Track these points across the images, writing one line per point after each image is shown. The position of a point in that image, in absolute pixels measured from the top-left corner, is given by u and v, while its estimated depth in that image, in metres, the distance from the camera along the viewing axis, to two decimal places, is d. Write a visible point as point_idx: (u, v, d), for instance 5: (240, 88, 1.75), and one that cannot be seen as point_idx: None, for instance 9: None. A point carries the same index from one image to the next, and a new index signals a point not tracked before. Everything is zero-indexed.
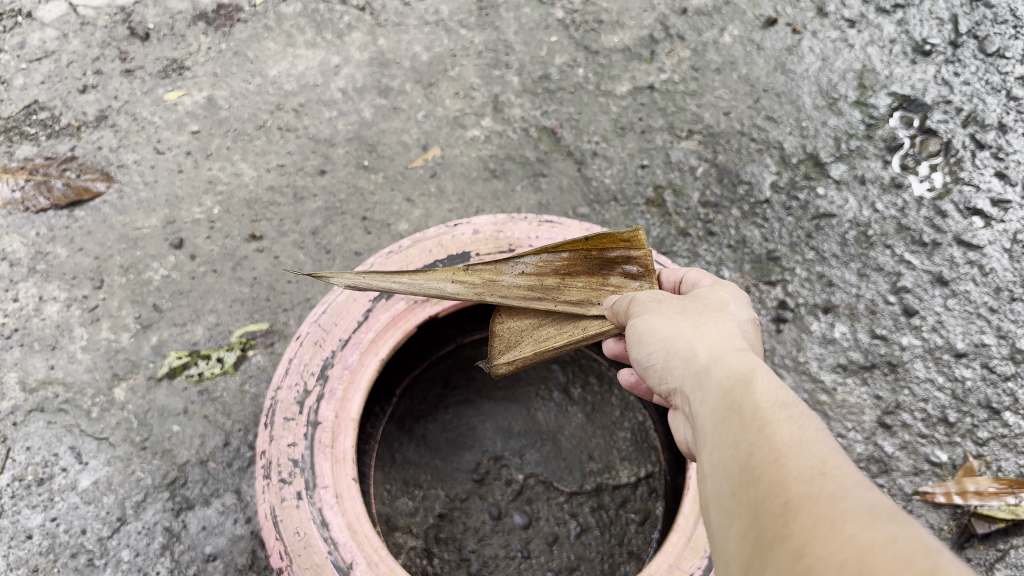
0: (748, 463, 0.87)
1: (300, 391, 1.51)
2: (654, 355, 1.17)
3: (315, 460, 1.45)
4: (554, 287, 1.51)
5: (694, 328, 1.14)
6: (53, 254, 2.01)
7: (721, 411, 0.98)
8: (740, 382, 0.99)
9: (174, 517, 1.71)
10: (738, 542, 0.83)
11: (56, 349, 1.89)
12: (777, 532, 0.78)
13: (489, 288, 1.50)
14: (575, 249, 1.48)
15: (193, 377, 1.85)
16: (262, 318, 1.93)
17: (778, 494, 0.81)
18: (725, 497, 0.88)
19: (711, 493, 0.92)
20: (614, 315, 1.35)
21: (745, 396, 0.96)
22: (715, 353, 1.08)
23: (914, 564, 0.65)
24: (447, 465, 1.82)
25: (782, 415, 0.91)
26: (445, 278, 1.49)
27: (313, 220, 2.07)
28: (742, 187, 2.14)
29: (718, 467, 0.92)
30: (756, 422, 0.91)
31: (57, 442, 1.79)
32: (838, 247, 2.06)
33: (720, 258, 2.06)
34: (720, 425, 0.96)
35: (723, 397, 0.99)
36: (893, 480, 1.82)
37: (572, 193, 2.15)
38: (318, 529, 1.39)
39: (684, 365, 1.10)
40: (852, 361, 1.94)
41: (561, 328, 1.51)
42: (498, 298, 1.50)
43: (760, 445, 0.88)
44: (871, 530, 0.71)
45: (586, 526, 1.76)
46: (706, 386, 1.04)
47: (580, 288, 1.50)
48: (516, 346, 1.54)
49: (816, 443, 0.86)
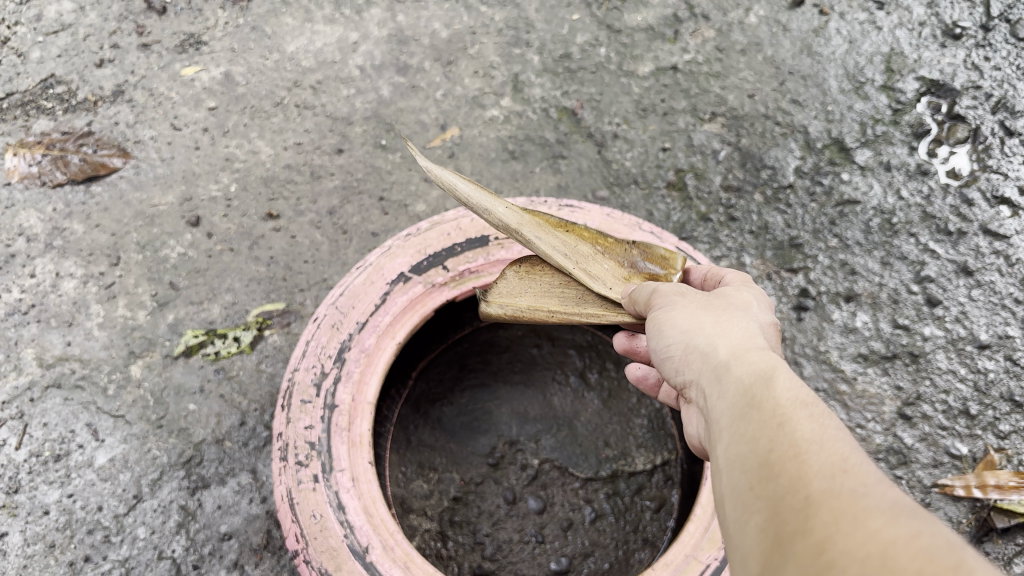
0: (766, 459, 0.85)
1: (317, 373, 1.50)
2: (673, 347, 1.15)
3: (331, 443, 1.44)
4: (583, 255, 1.45)
5: (716, 324, 1.12)
6: (70, 231, 2.00)
7: (739, 406, 0.96)
8: (759, 379, 0.97)
9: (190, 496, 1.72)
10: (757, 535, 0.81)
11: (73, 326, 1.89)
12: (797, 526, 0.76)
13: (531, 225, 1.45)
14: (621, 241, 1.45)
15: (210, 356, 1.85)
16: (279, 299, 1.93)
17: (797, 489, 0.80)
18: (742, 492, 0.87)
19: (728, 488, 0.90)
20: (631, 302, 1.32)
21: (765, 392, 0.94)
22: (736, 350, 1.06)
23: (939, 561, 0.64)
24: (462, 449, 1.81)
25: (803, 413, 0.89)
26: (500, 201, 1.45)
27: (330, 199, 2.05)
28: (766, 172, 2.11)
29: (735, 463, 0.90)
30: (777, 419, 0.89)
31: (74, 419, 1.79)
32: (863, 235, 2.03)
33: (742, 245, 2.03)
34: (738, 421, 0.94)
35: (742, 393, 0.97)
36: (912, 472, 1.81)
37: (593, 176, 2.12)
38: (334, 512, 1.39)
39: (703, 359, 1.08)
40: (874, 351, 1.92)
41: (563, 300, 1.45)
42: (530, 239, 1.44)
43: (780, 442, 0.86)
44: (895, 527, 0.69)
45: (601, 512, 1.75)
46: (725, 381, 1.02)
47: (607, 270, 1.43)
48: (517, 298, 1.47)
49: (838, 441, 0.84)
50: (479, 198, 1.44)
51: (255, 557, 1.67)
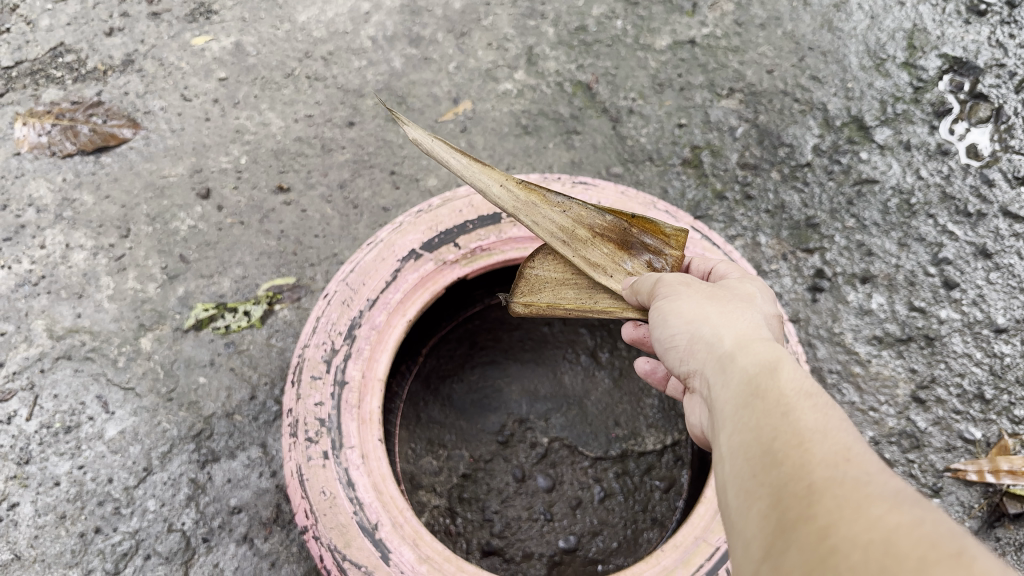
0: (769, 449, 0.84)
1: (328, 349, 1.49)
2: (677, 337, 1.13)
3: (341, 420, 1.44)
4: (581, 240, 1.39)
5: (721, 314, 1.10)
6: (80, 201, 1.99)
7: (743, 398, 0.94)
8: (765, 370, 0.95)
9: (200, 469, 1.72)
10: (758, 522, 0.79)
11: (83, 297, 1.88)
12: (799, 512, 0.75)
13: (527, 207, 1.38)
14: (617, 219, 1.37)
15: (220, 330, 1.84)
16: (289, 273, 1.92)
17: (800, 479, 0.78)
18: (745, 483, 0.85)
19: (729, 479, 0.88)
20: (633, 293, 1.30)
21: (770, 384, 0.92)
22: (741, 341, 1.04)
23: (941, 546, 0.63)
24: (472, 426, 1.80)
25: (807, 404, 0.87)
26: (494, 177, 1.37)
27: (341, 172, 2.03)
28: (783, 150, 2.07)
29: (738, 454, 0.88)
30: (782, 410, 0.87)
31: (84, 390, 1.79)
32: (880, 215, 2.00)
33: (758, 224, 2.00)
34: (742, 412, 0.92)
35: (746, 385, 0.95)
36: (924, 456, 1.79)
37: (607, 152, 2.09)
38: (343, 489, 1.39)
39: (707, 350, 1.06)
40: (889, 334, 1.89)
41: (578, 292, 1.42)
42: (528, 222, 1.38)
43: (784, 432, 0.84)
44: (898, 514, 0.68)
45: (610, 492, 1.75)
46: (728, 373, 1.00)
47: (606, 255, 1.39)
48: (536, 293, 1.43)
49: (842, 432, 0.83)
50: (474, 177, 1.36)
51: (265, 531, 1.68)
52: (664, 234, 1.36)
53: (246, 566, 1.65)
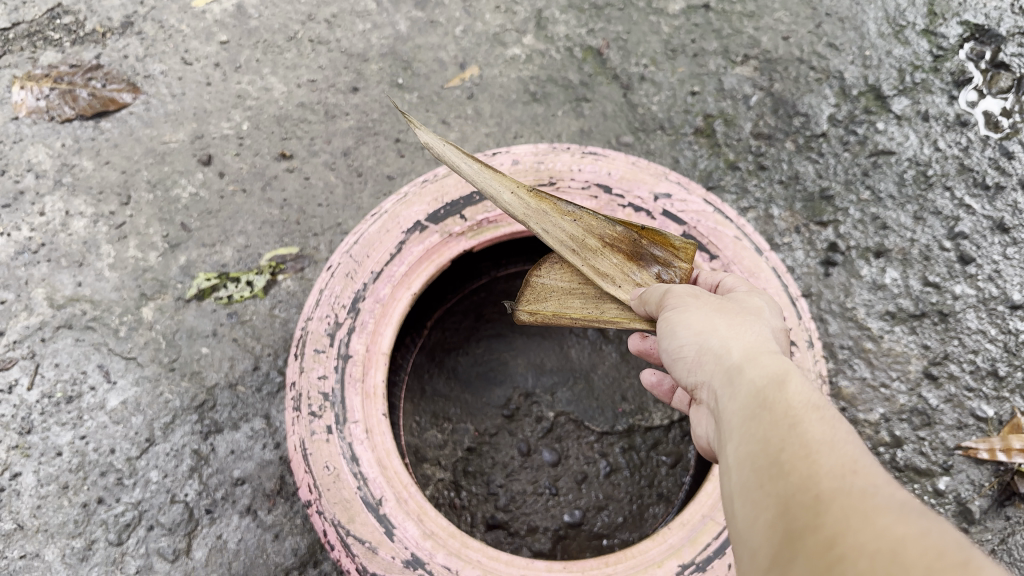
0: (776, 460, 0.81)
1: (331, 323, 1.47)
2: (685, 347, 1.08)
3: (345, 394, 1.41)
4: (590, 249, 1.34)
5: (729, 324, 1.06)
6: (79, 167, 1.96)
7: (750, 408, 0.91)
8: (772, 381, 0.92)
9: (203, 441, 1.71)
10: (765, 532, 0.77)
11: (83, 266, 1.86)
12: (807, 522, 0.73)
13: (539, 215, 1.32)
14: (627, 229, 1.33)
15: (222, 300, 1.82)
16: (292, 243, 1.88)
17: (807, 489, 0.76)
18: (753, 494, 0.82)
19: (737, 491, 0.85)
20: (641, 304, 1.25)
21: (776, 394, 0.90)
22: (749, 352, 1.00)
23: (949, 556, 0.61)
24: (477, 400, 1.78)
25: (815, 415, 0.85)
26: (506, 184, 1.33)
27: (344, 139, 1.99)
28: (798, 119, 2.02)
29: (744, 463, 0.86)
30: (788, 422, 0.85)
31: (85, 360, 1.77)
32: (896, 187, 1.96)
33: (771, 195, 1.96)
34: (748, 426, 0.89)
35: (754, 395, 0.92)
36: (935, 433, 1.77)
37: (617, 120, 2.04)
38: (347, 464, 1.37)
39: (715, 360, 1.03)
40: (902, 309, 1.86)
41: (584, 302, 1.36)
42: (539, 231, 1.33)
43: (790, 443, 0.82)
44: (906, 525, 0.66)
45: (616, 466, 1.73)
46: (736, 385, 0.96)
47: (615, 266, 1.33)
48: (542, 302, 1.38)
49: (848, 442, 0.80)
50: (486, 183, 1.32)
51: (268, 503, 1.67)
52: (673, 245, 1.30)
53: (250, 538, 1.64)
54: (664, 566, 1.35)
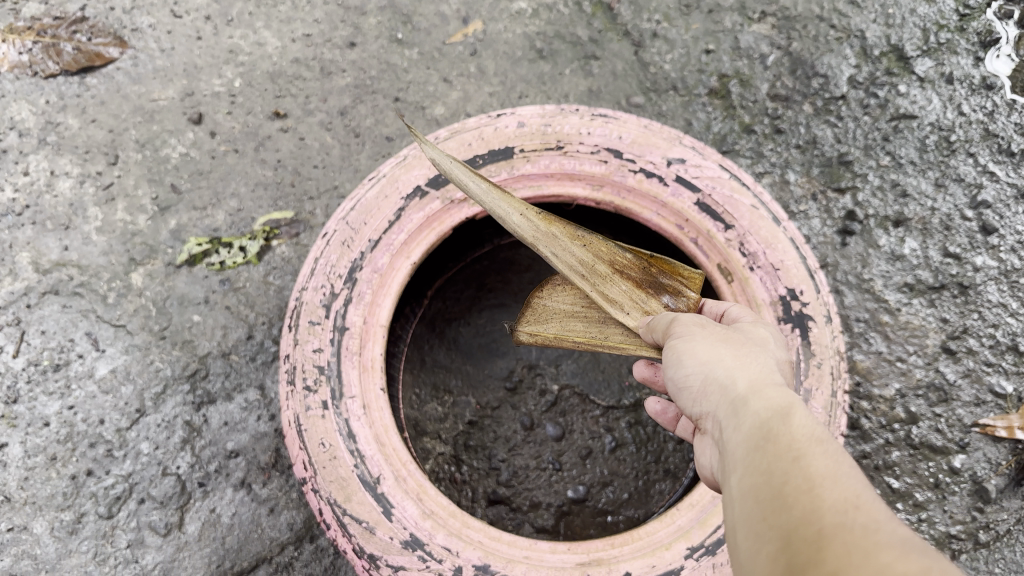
0: (781, 494, 0.78)
1: (326, 294, 1.39)
2: (690, 376, 1.03)
3: (341, 368, 1.35)
4: (600, 274, 1.27)
5: (735, 355, 1.01)
6: (64, 125, 1.86)
7: (754, 442, 0.87)
8: (778, 414, 0.88)
9: (195, 412, 1.65)
10: (766, 566, 0.75)
11: (70, 229, 1.78)
12: (811, 560, 0.70)
13: (549, 237, 1.26)
14: (636, 256, 1.27)
15: (214, 266, 1.75)
16: (287, 207, 1.81)
17: (813, 527, 0.73)
18: (757, 528, 0.79)
19: (741, 525, 0.82)
20: (648, 331, 1.19)
21: (781, 423, 0.87)
22: (755, 384, 0.96)
23: None
24: (479, 372, 1.73)
25: (817, 448, 0.82)
26: (515, 205, 1.26)
27: (341, 98, 1.90)
28: (817, 81, 1.92)
29: (748, 497, 0.83)
30: (792, 456, 0.81)
31: (73, 327, 1.71)
32: (917, 153, 1.87)
33: (787, 160, 1.88)
34: (752, 461, 0.86)
35: (756, 426, 0.89)
36: (952, 410, 1.71)
37: (627, 80, 1.95)
38: (343, 441, 1.32)
39: (720, 391, 0.98)
40: (920, 281, 1.79)
41: (587, 325, 1.31)
42: (547, 253, 1.26)
43: (795, 478, 0.79)
44: (908, 564, 0.65)
45: (622, 442, 1.67)
46: (742, 417, 0.92)
47: (625, 292, 1.27)
48: (543, 324, 1.34)
49: (851, 478, 0.78)
50: (494, 202, 1.24)
51: (263, 477, 1.62)
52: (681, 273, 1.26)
53: (244, 512, 1.60)
54: (673, 548, 1.30)
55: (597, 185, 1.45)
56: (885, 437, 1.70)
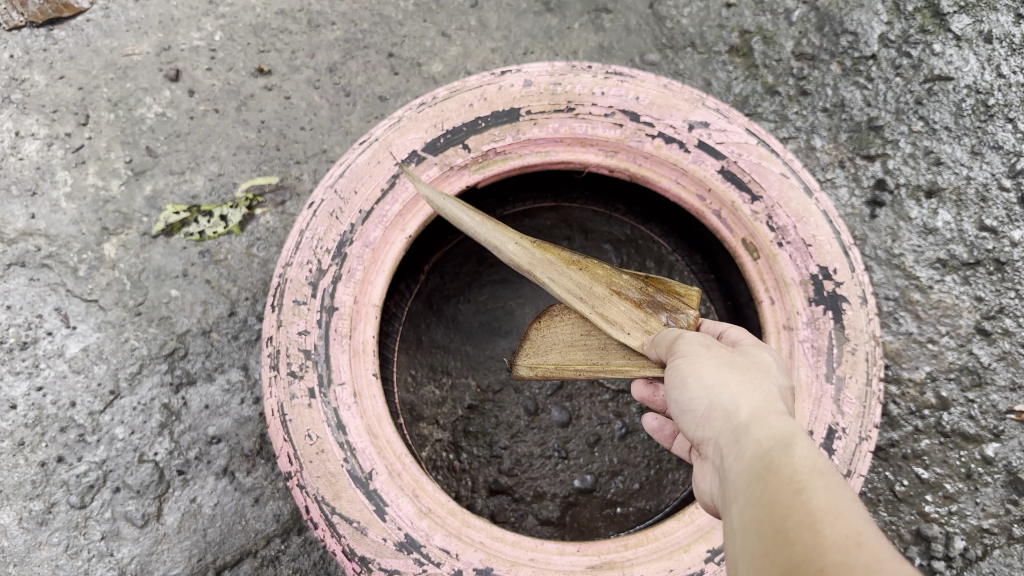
0: (781, 528, 0.72)
1: (313, 270, 1.26)
2: (694, 401, 0.96)
3: (330, 352, 1.23)
4: (599, 296, 1.17)
5: (741, 381, 0.94)
6: (30, 82, 1.71)
7: (757, 473, 0.81)
8: (781, 444, 0.82)
9: (174, 394, 1.53)
10: None
11: (37, 196, 1.65)
12: None
13: (546, 263, 1.17)
14: (634, 275, 1.18)
15: (194, 237, 1.62)
16: (272, 172, 1.67)
17: (813, 564, 0.67)
18: (757, 562, 0.73)
19: (740, 560, 0.76)
20: (651, 346, 1.10)
21: (783, 454, 0.81)
22: (759, 413, 0.90)
23: None
24: (480, 352, 1.60)
25: (820, 480, 0.76)
26: (508, 234, 1.17)
27: (330, 53, 1.75)
28: (846, 38, 1.77)
29: (749, 531, 0.76)
30: (793, 490, 0.75)
31: (41, 301, 1.58)
32: (952, 117, 1.73)
33: (813, 125, 1.74)
34: (752, 494, 0.80)
35: (759, 456, 0.83)
36: (986, 395, 1.60)
37: (641, 35, 1.80)
38: (332, 433, 1.20)
39: (724, 418, 0.91)
40: (954, 257, 1.67)
41: (589, 352, 1.21)
42: (546, 280, 1.17)
43: (796, 512, 0.72)
44: None
45: (633, 428, 1.56)
46: (744, 447, 0.86)
47: (626, 312, 1.16)
48: (542, 356, 1.26)
49: (852, 513, 0.72)
50: (488, 233, 1.17)
51: (247, 464, 1.51)
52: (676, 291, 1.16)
53: (227, 502, 1.49)
54: (692, 551, 1.19)
55: (611, 151, 1.32)
56: (914, 424, 1.59)
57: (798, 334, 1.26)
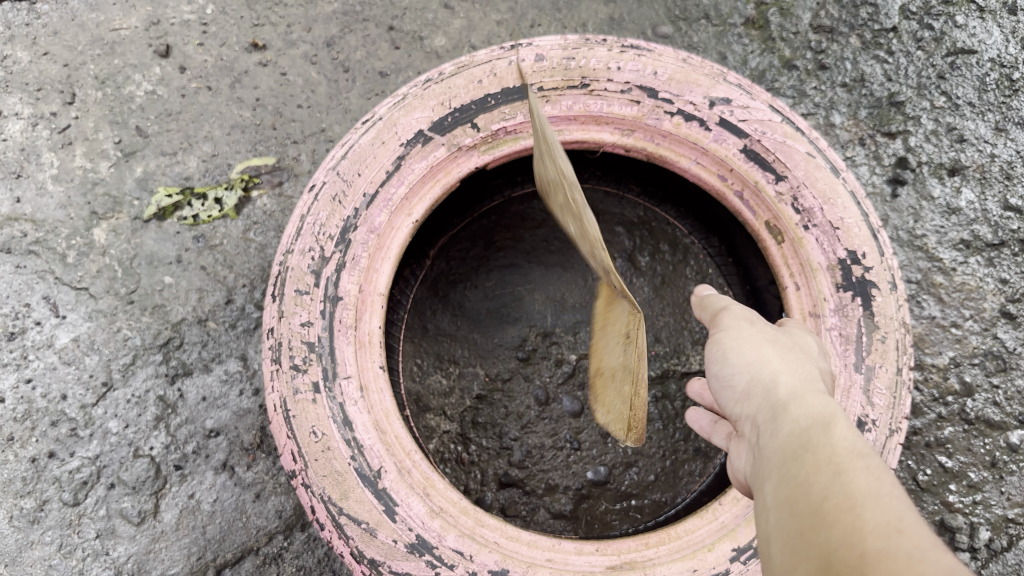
0: (818, 511, 0.67)
1: (315, 258, 1.19)
2: (735, 376, 0.91)
3: (335, 345, 1.16)
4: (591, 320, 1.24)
5: (784, 359, 0.89)
6: (12, 59, 1.63)
7: (793, 449, 0.76)
8: (818, 422, 0.77)
9: (169, 386, 1.47)
10: None
11: (22, 178, 1.57)
12: None
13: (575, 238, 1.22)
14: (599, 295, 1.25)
15: (187, 221, 1.55)
16: (269, 152, 1.60)
17: (852, 549, 0.62)
18: (791, 544, 0.68)
19: (773, 538, 0.71)
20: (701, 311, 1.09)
21: (819, 431, 0.76)
22: (800, 390, 0.84)
23: None
24: (488, 340, 1.54)
25: (859, 461, 0.71)
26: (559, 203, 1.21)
27: (328, 27, 1.67)
28: (866, 9, 1.70)
29: (783, 509, 0.71)
30: (832, 469, 0.70)
31: (29, 290, 1.51)
32: (976, 93, 1.67)
33: (832, 101, 1.67)
34: (786, 471, 0.74)
35: (795, 433, 0.78)
36: (1011, 380, 1.56)
37: (653, 7, 1.72)
38: (339, 429, 1.14)
39: (762, 394, 0.86)
40: (978, 238, 1.62)
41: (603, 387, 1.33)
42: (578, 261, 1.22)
43: (836, 494, 0.67)
44: None
45: (648, 417, 1.50)
46: (782, 425, 0.80)
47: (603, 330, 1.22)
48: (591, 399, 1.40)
49: (891, 496, 0.67)
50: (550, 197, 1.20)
51: (248, 459, 1.45)
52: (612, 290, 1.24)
53: (227, 498, 1.44)
54: (716, 550, 1.13)
55: (628, 129, 1.25)
56: (938, 411, 1.54)
57: (825, 322, 1.20)
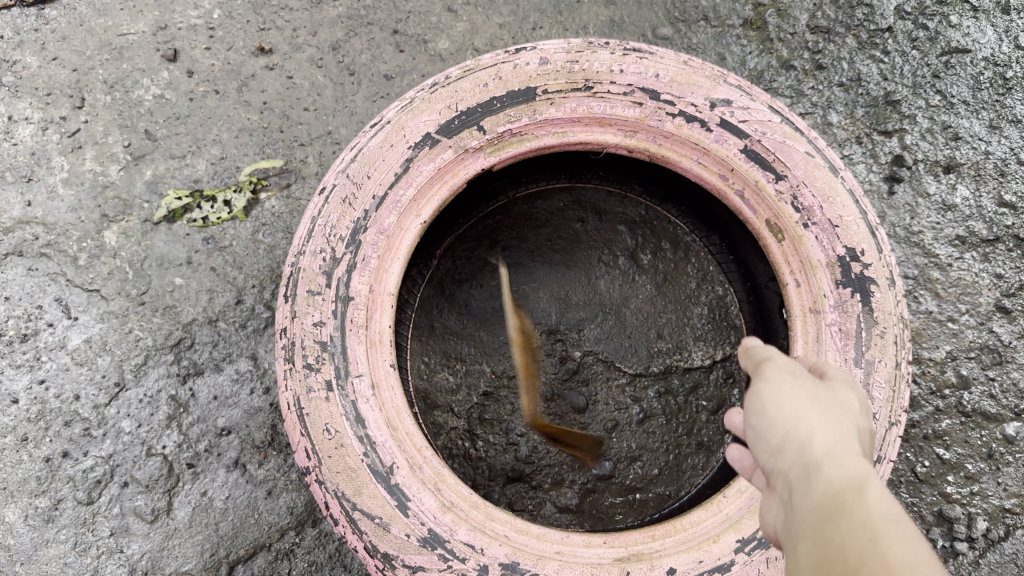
0: None
1: (327, 259, 1.22)
2: (763, 429, 0.77)
3: (347, 344, 1.19)
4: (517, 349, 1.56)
5: (820, 414, 0.75)
6: (22, 64, 1.66)
7: (825, 517, 0.63)
8: (855, 488, 0.64)
9: (181, 385, 1.50)
10: None
11: (33, 182, 1.60)
12: None
13: None
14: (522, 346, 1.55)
15: (197, 223, 1.57)
16: (276, 154, 1.62)
17: None
18: None
19: None
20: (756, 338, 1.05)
21: (856, 498, 0.63)
22: (836, 450, 0.71)
23: None
24: (493, 338, 1.57)
25: (903, 537, 0.57)
26: None
27: (333, 31, 1.70)
28: (862, 10, 1.73)
29: None
30: (869, 542, 0.57)
31: (41, 292, 1.54)
32: (970, 91, 1.70)
33: (829, 100, 1.70)
34: (818, 539, 0.62)
35: (828, 498, 0.65)
36: (1007, 373, 1.60)
37: (653, 9, 1.75)
38: (351, 427, 1.16)
39: (793, 450, 0.73)
40: (973, 234, 1.65)
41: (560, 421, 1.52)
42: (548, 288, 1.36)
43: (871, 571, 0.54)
44: None
45: (651, 413, 1.54)
46: (813, 486, 0.67)
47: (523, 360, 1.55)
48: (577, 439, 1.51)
49: None
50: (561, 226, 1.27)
51: (259, 456, 1.48)
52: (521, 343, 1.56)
53: (239, 496, 1.46)
54: (721, 541, 1.16)
55: (630, 131, 1.28)
56: (935, 404, 1.57)
57: (825, 317, 1.23)
